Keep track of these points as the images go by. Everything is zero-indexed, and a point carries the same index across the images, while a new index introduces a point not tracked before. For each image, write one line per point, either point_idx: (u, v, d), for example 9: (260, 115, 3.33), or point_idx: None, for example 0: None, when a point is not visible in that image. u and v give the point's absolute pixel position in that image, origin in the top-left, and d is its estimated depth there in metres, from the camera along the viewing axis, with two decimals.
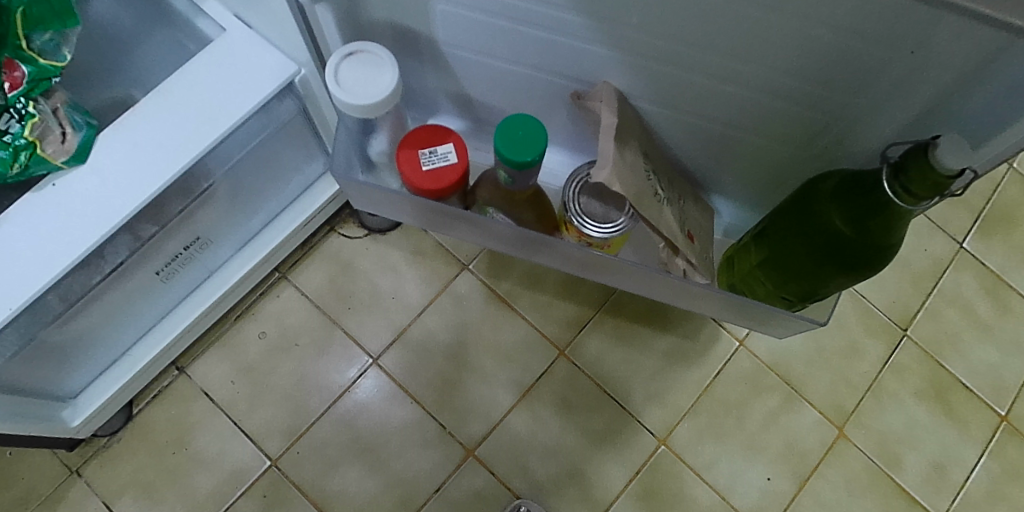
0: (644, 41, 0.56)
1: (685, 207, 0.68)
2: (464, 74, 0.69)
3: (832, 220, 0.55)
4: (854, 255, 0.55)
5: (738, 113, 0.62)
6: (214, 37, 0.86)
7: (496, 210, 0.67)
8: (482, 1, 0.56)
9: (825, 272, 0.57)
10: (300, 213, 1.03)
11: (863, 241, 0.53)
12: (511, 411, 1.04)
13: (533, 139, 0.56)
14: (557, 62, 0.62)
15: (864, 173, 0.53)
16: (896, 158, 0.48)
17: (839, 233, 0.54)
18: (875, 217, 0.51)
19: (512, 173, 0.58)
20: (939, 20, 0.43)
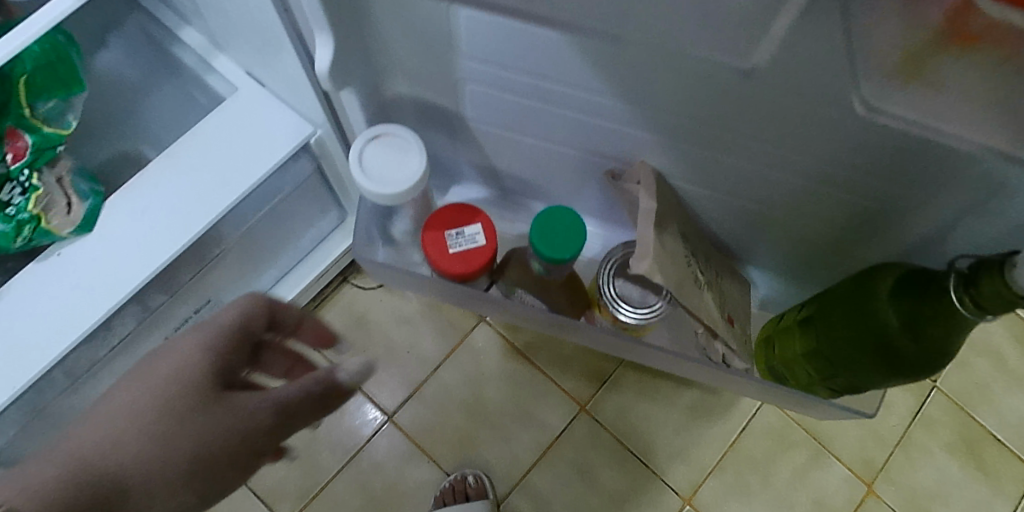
0: (687, 128, 0.53)
1: (725, 288, 0.65)
2: (491, 148, 0.66)
3: (889, 327, 0.51)
4: (912, 364, 0.51)
5: (783, 196, 0.59)
6: (225, 94, 0.83)
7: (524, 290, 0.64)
8: (517, 83, 0.54)
9: (878, 370, 0.54)
10: (313, 269, 1.00)
11: (920, 347, 0.50)
12: (531, 470, 1.02)
13: (574, 233, 0.53)
14: (592, 141, 0.59)
15: (930, 280, 0.49)
16: (969, 267, 0.45)
17: (897, 343, 0.51)
18: (936, 324, 0.48)
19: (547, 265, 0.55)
20: None
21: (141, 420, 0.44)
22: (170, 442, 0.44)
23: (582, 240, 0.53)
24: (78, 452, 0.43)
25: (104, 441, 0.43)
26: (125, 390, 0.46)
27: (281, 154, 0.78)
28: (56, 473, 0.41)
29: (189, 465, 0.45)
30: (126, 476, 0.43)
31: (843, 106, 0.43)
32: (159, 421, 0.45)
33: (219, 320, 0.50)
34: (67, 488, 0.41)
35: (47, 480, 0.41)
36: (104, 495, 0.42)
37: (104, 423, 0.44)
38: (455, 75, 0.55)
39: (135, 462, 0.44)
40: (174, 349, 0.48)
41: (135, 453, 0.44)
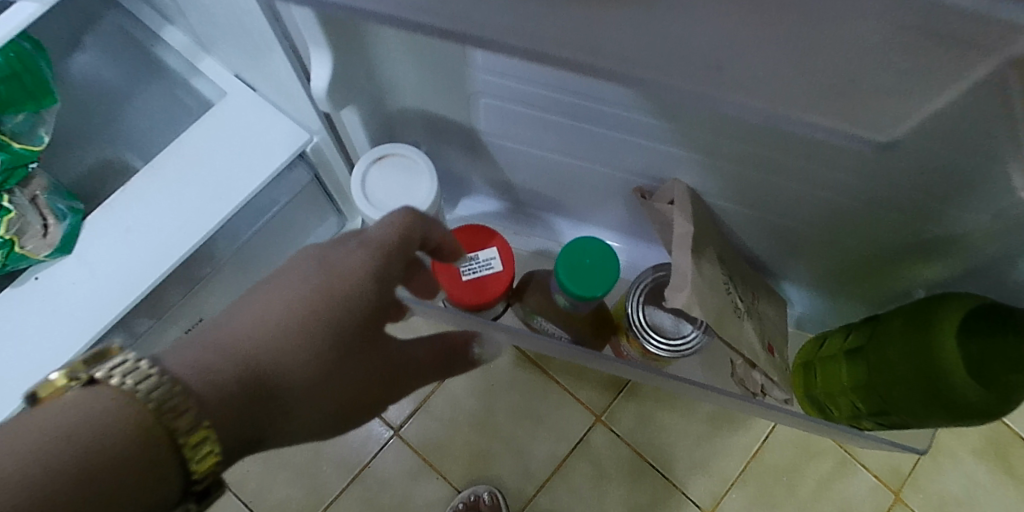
0: (729, 146, 0.47)
1: (762, 312, 0.60)
2: (507, 163, 0.60)
3: (948, 378, 0.44)
4: (976, 414, 0.45)
5: (830, 221, 0.54)
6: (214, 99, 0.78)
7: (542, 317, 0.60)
8: (538, 98, 0.48)
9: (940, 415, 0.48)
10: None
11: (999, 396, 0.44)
12: (545, 485, 0.98)
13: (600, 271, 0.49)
14: (618, 157, 0.54)
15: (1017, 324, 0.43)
16: None
17: (957, 394, 0.44)
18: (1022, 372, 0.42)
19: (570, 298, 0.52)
20: None
21: (313, 327, 0.41)
22: (332, 358, 0.42)
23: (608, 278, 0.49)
24: (247, 343, 0.39)
25: (275, 335, 0.40)
26: (287, 286, 0.42)
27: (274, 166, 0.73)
28: (229, 365, 0.37)
29: (343, 382, 0.43)
30: (285, 378, 0.39)
31: (921, 133, 0.38)
32: (327, 331, 0.41)
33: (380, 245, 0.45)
34: (241, 380, 0.37)
35: (222, 368, 0.37)
36: (261, 392, 0.38)
37: (268, 313, 0.40)
38: (468, 89, 0.49)
39: (296, 369, 0.40)
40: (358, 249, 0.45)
41: (299, 360, 0.40)
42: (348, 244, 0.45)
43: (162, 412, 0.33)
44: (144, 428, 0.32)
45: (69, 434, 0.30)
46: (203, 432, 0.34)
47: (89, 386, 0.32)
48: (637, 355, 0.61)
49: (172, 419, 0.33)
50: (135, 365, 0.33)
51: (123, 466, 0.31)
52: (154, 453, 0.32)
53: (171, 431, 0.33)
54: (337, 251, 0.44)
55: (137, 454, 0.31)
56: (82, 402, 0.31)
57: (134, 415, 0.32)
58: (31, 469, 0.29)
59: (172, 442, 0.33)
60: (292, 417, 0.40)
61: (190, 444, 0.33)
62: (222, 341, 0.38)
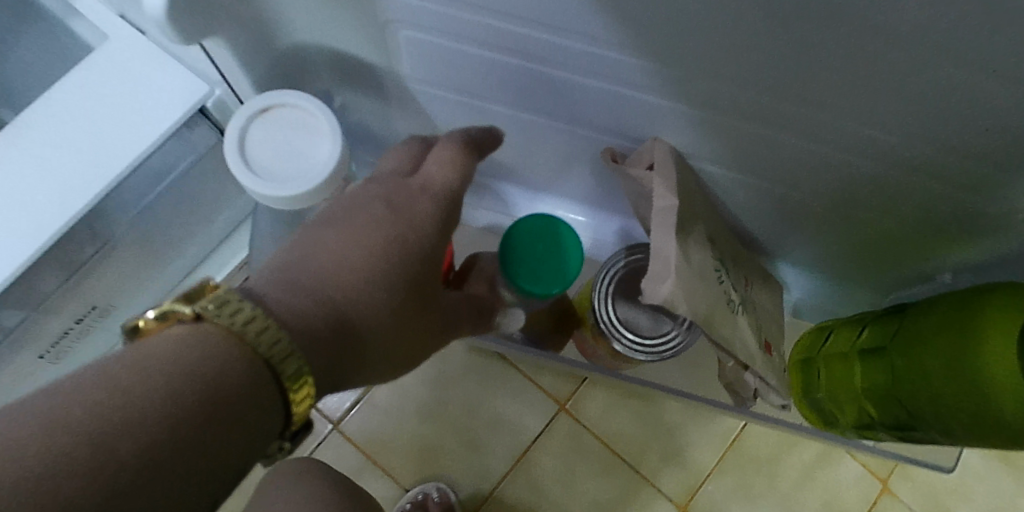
0: (725, 91, 0.36)
1: (756, 300, 0.50)
2: (444, 117, 0.48)
3: (992, 392, 0.34)
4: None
5: (845, 186, 0.43)
6: (95, 45, 0.61)
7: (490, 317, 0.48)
8: (475, 29, 0.36)
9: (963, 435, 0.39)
10: (223, 266, 0.87)
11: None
12: (504, 481, 0.88)
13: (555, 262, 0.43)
14: (585, 111, 0.42)
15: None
16: None
17: (1002, 414, 0.34)
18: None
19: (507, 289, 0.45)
20: None
21: (393, 270, 0.37)
22: (407, 306, 0.38)
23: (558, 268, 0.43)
24: (330, 285, 0.35)
25: (355, 281, 0.35)
26: (361, 229, 0.38)
27: (160, 132, 0.58)
28: (322, 311, 0.33)
29: (416, 330, 0.39)
30: (371, 324, 0.36)
31: (1008, 60, 0.27)
32: (403, 275, 0.38)
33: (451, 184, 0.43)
34: (333, 327, 0.33)
35: (312, 314, 0.32)
36: (352, 336, 0.34)
37: (345, 259, 0.36)
38: (381, 15, 0.36)
39: (376, 318, 0.36)
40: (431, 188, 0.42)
41: (380, 305, 0.36)
42: (415, 187, 0.42)
43: (271, 354, 0.29)
44: (255, 368, 0.28)
45: (184, 372, 0.26)
46: (304, 378, 0.30)
47: (193, 322, 0.28)
48: (604, 354, 0.52)
49: (281, 360, 0.29)
50: (240, 303, 0.29)
51: (238, 407, 0.27)
52: (262, 398, 0.29)
53: (277, 374, 0.29)
54: (401, 195, 0.41)
55: (250, 393, 0.28)
56: (191, 338, 0.28)
57: (245, 357, 0.28)
58: (156, 403, 0.25)
59: (279, 387, 0.29)
60: (370, 366, 0.37)
61: (292, 390, 0.30)
62: (307, 279, 0.34)
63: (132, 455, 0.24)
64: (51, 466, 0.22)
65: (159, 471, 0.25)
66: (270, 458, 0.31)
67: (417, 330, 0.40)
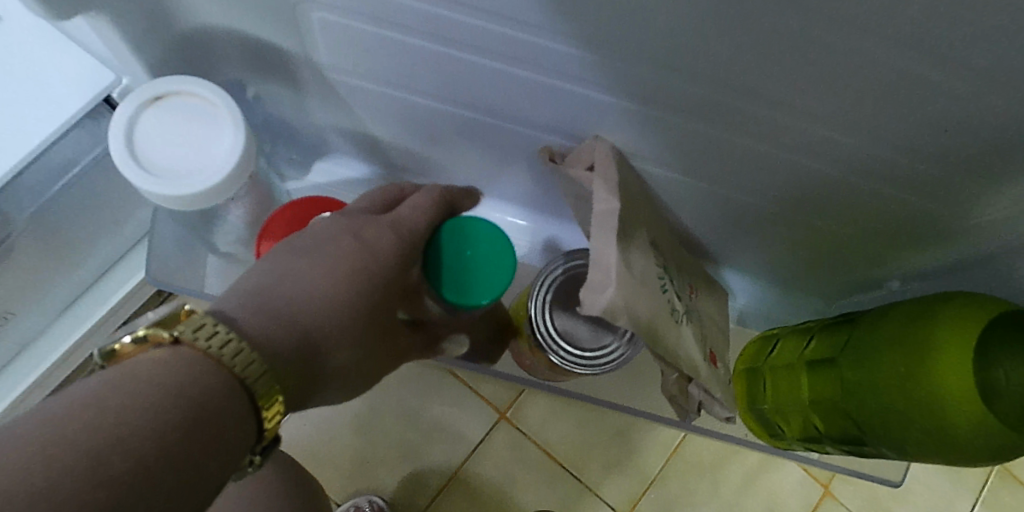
0: (664, 84, 0.33)
1: (699, 307, 0.48)
2: (370, 110, 0.44)
3: (947, 417, 0.34)
4: (983, 456, 0.35)
5: (791, 187, 0.41)
6: None
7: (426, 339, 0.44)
8: (395, 12, 0.32)
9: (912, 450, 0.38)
10: (124, 283, 0.78)
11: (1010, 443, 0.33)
12: (441, 493, 0.86)
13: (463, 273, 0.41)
14: (521, 107, 0.39)
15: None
16: None
17: (958, 428, 0.34)
18: None
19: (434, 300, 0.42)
20: None
21: (361, 298, 0.37)
22: (370, 331, 0.38)
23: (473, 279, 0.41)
24: (295, 309, 0.34)
25: (320, 310, 0.35)
26: (328, 260, 0.37)
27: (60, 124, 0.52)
28: (289, 336, 0.33)
29: (374, 356, 0.40)
30: (330, 352, 0.36)
31: (959, 48, 0.25)
32: (370, 305, 0.38)
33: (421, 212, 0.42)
34: (295, 354, 0.33)
35: (278, 339, 0.33)
36: (311, 363, 0.35)
37: (315, 292, 0.36)
38: None
39: (335, 346, 0.36)
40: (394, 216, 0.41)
41: (344, 333, 0.36)
42: (380, 222, 0.40)
43: (245, 372, 0.30)
44: (232, 386, 0.29)
45: (169, 391, 0.27)
46: (275, 396, 0.31)
47: (171, 345, 0.29)
48: (543, 368, 0.49)
49: (254, 378, 0.30)
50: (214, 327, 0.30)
51: (220, 422, 0.28)
52: (240, 415, 0.29)
53: (252, 391, 0.30)
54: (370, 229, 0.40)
55: (230, 410, 0.28)
56: (171, 359, 0.28)
57: (225, 377, 0.29)
58: (148, 419, 0.26)
59: (253, 404, 0.30)
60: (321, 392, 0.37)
61: (265, 409, 0.31)
62: (275, 304, 0.34)
63: (130, 470, 0.24)
64: (60, 473, 0.23)
65: (153, 487, 0.25)
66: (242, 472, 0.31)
67: (378, 352, 0.40)
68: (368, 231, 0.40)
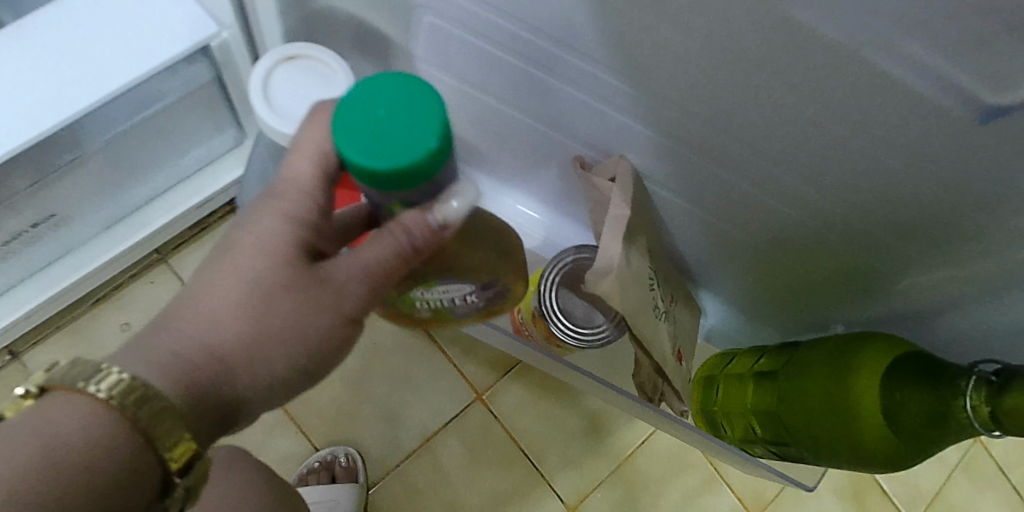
0: (682, 124, 0.43)
1: (677, 315, 0.57)
2: (440, 98, 0.53)
3: (862, 424, 0.43)
4: (879, 459, 0.44)
5: (766, 228, 0.51)
6: None
7: (398, 227, 0.28)
8: (489, 29, 0.42)
9: (829, 453, 0.47)
10: (166, 213, 0.84)
11: (897, 448, 0.43)
12: (411, 456, 0.94)
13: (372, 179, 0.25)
14: (567, 120, 0.49)
15: (944, 376, 0.41)
16: (998, 372, 0.37)
17: (862, 432, 0.44)
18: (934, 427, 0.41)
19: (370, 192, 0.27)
20: None
21: (267, 310, 0.31)
22: (297, 331, 0.31)
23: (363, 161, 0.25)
24: (200, 321, 0.30)
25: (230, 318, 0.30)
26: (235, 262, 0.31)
27: (161, 59, 0.60)
28: (191, 353, 0.29)
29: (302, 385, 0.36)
30: (248, 371, 0.31)
31: (891, 142, 0.34)
32: (295, 331, 0.31)
33: (316, 177, 0.31)
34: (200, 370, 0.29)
35: (180, 363, 0.29)
36: (231, 387, 0.30)
37: (224, 302, 0.30)
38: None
39: (255, 379, 0.31)
40: (297, 194, 0.31)
41: (265, 360, 0.31)
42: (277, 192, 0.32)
43: (140, 416, 0.26)
44: (130, 433, 0.26)
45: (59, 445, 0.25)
46: (179, 437, 0.27)
47: (52, 391, 0.26)
48: (540, 338, 0.57)
49: (151, 421, 0.26)
50: (115, 373, 0.26)
51: (121, 472, 0.26)
52: (138, 476, 0.27)
53: (149, 436, 0.26)
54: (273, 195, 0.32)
55: (125, 456, 0.26)
56: (60, 407, 0.26)
57: (117, 424, 0.26)
58: (46, 473, 0.25)
59: (155, 450, 0.27)
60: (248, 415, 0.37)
61: (169, 452, 0.27)
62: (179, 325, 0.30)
63: None
64: None
65: None
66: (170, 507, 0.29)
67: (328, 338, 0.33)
68: (269, 206, 0.32)
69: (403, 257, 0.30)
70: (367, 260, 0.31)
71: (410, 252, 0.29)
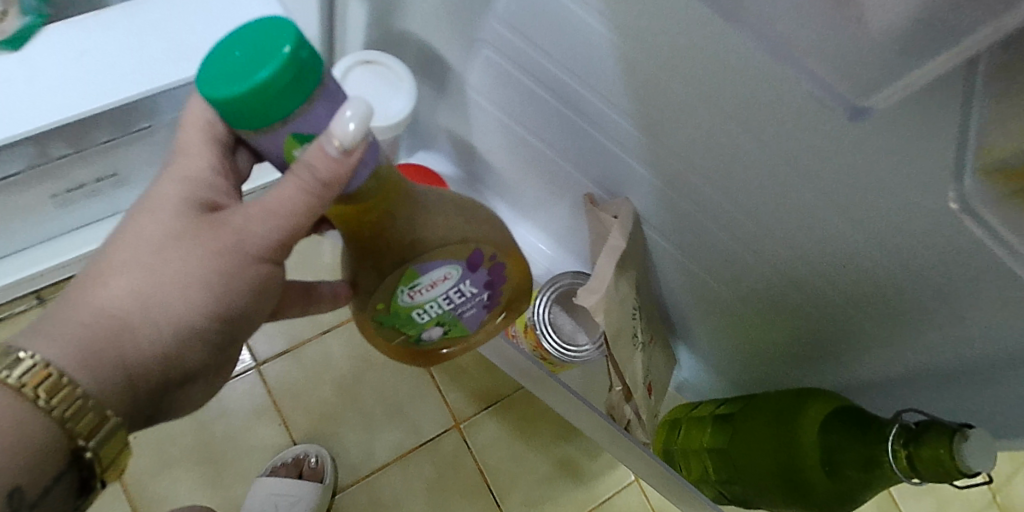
0: (681, 175, 0.51)
1: (653, 354, 0.62)
2: (480, 125, 0.62)
3: (804, 463, 0.48)
4: (815, 499, 0.48)
5: (742, 286, 0.57)
6: None
7: (302, 168, 0.30)
8: (534, 66, 0.51)
9: (771, 494, 0.52)
10: None
11: (830, 488, 0.47)
12: (382, 469, 0.98)
13: (244, 112, 0.28)
14: (584, 158, 0.57)
15: (872, 427, 0.46)
16: (914, 424, 0.42)
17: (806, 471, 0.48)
18: (859, 469, 0.45)
19: (261, 146, 0.31)
20: (981, 294, 0.38)
21: (172, 260, 0.35)
22: (204, 278, 0.35)
23: (320, 99, 0.29)
24: (106, 288, 0.34)
25: (135, 282, 0.34)
26: (138, 236, 0.35)
27: None
28: (99, 319, 0.33)
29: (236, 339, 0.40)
30: (158, 327, 0.34)
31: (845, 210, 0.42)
32: (203, 280, 0.35)
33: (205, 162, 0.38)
34: (105, 329, 0.33)
35: (91, 330, 0.33)
36: (146, 350, 0.34)
37: (131, 270, 0.34)
38: (474, 33, 0.52)
39: (169, 335, 0.35)
40: (187, 180, 0.37)
41: (178, 310, 0.35)
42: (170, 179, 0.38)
43: (53, 404, 0.30)
44: (45, 419, 0.30)
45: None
46: (93, 421, 0.31)
47: None
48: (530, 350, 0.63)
49: (64, 409, 0.30)
50: (23, 357, 0.29)
51: (37, 452, 0.30)
52: (43, 447, 0.30)
53: (62, 422, 0.30)
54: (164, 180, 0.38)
55: (40, 438, 0.30)
56: None
57: (33, 410, 0.29)
58: None
59: (71, 432, 0.31)
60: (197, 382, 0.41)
61: (83, 434, 0.31)
62: (91, 299, 0.33)
63: None
64: None
65: None
66: (87, 487, 0.33)
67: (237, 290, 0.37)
68: (160, 191, 0.37)
69: (314, 201, 0.32)
70: (268, 209, 0.35)
71: (314, 196, 0.32)
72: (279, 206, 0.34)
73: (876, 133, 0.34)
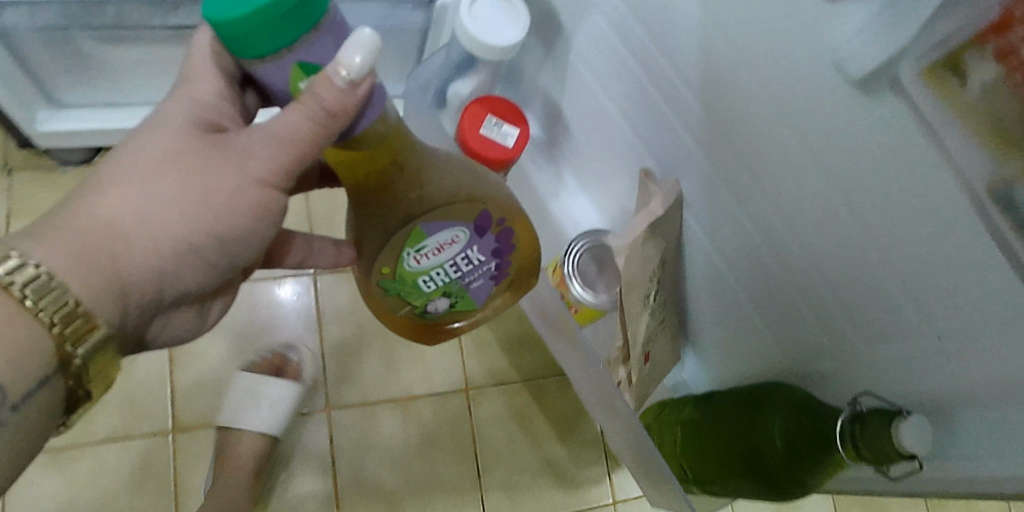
0: (730, 165, 0.56)
1: (659, 333, 0.67)
2: (573, 90, 0.72)
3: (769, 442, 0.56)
4: (776, 478, 0.57)
5: (758, 290, 0.61)
6: None
7: (308, 97, 0.33)
8: (630, 35, 0.60)
9: (739, 472, 0.61)
10: None
11: (786, 466, 0.56)
12: (387, 403, 1.04)
13: (244, 39, 0.31)
14: (650, 135, 0.65)
15: (824, 414, 0.55)
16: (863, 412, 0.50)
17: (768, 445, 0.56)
18: (811, 447, 0.54)
19: (268, 78, 0.34)
20: (957, 307, 0.42)
21: (173, 178, 0.39)
22: (204, 197, 0.39)
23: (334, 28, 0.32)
24: (108, 202, 0.38)
25: (135, 203, 0.38)
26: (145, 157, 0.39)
27: None
28: (98, 233, 0.37)
29: (230, 265, 0.45)
30: (153, 248, 0.39)
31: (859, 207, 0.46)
32: (206, 197, 0.39)
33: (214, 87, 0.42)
34: (103, 242, 0.37)
35: (89, 245, 0.37)
36: (138, 273, 0.39)
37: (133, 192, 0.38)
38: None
39: (164, 252, 0.39)
40: (195, 104, 0.42)
41: (174, 227, 0.39)
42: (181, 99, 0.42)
43: (44, 306, 0.34)
44: (35, 322, 0.34)
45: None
46: (77, 329, 0.36)
47: None
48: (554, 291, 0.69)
49: (52, 314, 0.35)
50: (25, 263, 0.34)
51: (25, 354, 0.35)
52: (28, 347, 0.35)
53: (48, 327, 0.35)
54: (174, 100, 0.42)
55: (30, 339, 0.35)
56: None
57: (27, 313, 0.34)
58: None
59: (58, 338, 0.35)
60: (185, 301, 0.46)
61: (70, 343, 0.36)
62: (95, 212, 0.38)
63: None
64: None
65: None
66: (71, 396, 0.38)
67: (235, 212, 0.41)
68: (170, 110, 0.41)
69: (316, 132, 0.35)
70: (270, 136, 0.38)
71: (318, 129, 0.34)
72: (281, 135, 0.37)
73: (898, 123, 0.38)
